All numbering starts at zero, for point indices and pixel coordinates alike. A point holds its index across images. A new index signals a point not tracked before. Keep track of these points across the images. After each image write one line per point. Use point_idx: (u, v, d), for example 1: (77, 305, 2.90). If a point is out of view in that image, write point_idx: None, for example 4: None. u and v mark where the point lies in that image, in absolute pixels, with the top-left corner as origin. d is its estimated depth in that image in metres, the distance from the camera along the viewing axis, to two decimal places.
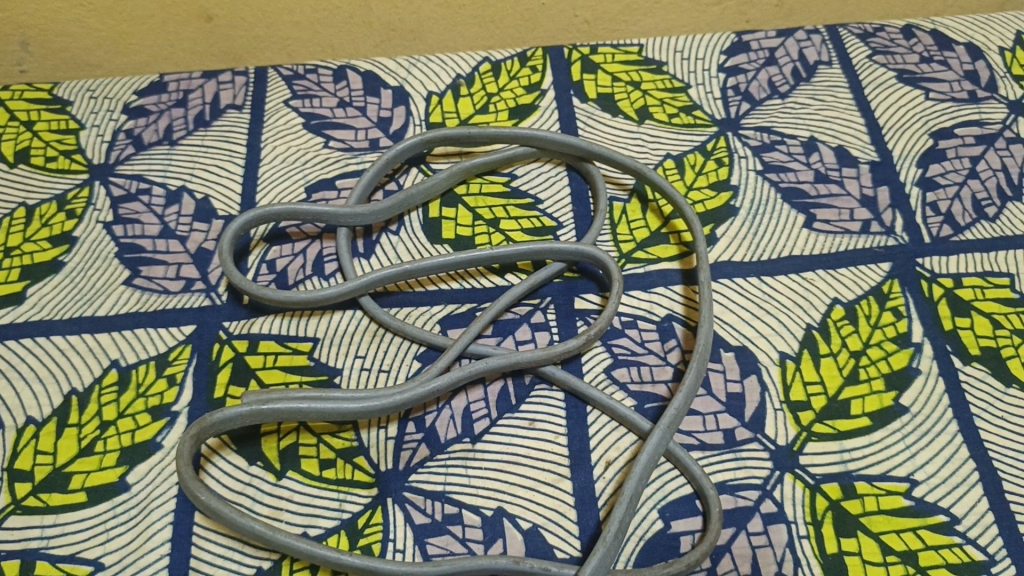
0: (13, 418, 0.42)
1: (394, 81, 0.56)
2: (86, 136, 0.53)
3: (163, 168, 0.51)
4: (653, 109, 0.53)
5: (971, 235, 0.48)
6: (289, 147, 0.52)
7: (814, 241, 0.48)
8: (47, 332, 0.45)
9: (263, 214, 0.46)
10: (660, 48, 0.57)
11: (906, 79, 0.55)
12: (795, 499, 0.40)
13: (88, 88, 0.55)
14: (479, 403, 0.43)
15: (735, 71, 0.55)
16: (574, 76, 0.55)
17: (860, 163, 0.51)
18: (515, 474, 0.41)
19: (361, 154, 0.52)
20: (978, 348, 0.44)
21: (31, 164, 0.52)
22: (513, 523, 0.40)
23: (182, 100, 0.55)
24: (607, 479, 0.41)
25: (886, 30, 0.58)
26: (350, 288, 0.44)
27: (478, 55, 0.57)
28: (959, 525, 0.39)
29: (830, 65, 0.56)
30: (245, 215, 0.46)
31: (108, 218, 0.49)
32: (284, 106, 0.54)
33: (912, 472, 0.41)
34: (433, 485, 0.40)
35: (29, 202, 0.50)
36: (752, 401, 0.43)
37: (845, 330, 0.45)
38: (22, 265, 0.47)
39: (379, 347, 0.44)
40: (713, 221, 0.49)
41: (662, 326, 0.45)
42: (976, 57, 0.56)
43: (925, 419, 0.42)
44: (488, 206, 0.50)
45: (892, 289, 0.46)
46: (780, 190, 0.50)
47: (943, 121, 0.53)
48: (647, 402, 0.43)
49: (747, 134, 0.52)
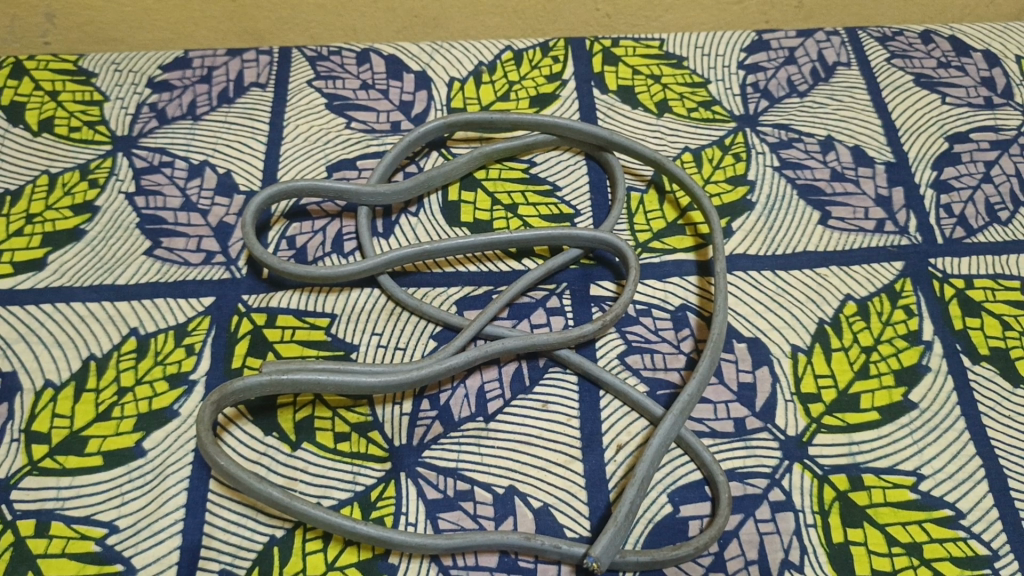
0: (32, 380, 0.43)
1: (416, 65, 0.56)
2: (110, 108, 0.53)
3: (185, 142, 0.52)
4: (672, 103, 0.54)
5: (984, 238, 0.48)
6: (311, 127, 0.53)
7: (828, 238, 0.48)
8: (67, 298, 0.45)
9: (285, 189, 0.47)
10: (680, 44, 0.57)
11: (923, 83, 0.55)
12: (803, 488, 0.41)
13: (112, 61, 0.56)
14: (493, 383, 0.43)
15: (755, 68, 0.56)
16: (594, 68, 0.56)
17: (876, 163, 0.51)
18: (527, 455, 0.41)
19: (383, 137, 0.52)
20: (987, 348, 0.45)
21: (55, 133, 0.52)
22: (524, 502, 0.40)
23: (206, 77, 0.55)
24: (618, 462, 0.41)
25: (905, 34, 0.58)
26: (369, 266, 0.45)
27: (500, 44, 0.57)
28: (964, 519, 0.40)
29: (848, 66, 0.56)
30: (268, 191, 0.46)
31: (130, 189, 0.50)
32: (307, 87, 0.55)
33: (919, 466, 0.41)
34: (446, 461, 0.41)
35: (52, 170, 0.50)
36: (764, 391, 0.43)
37: (857, 325, 0.45)
38: (44, 232, 0.48)
39: (396, 325, 0.45)
40: (729, 214, 0.49)
41: (676, 315, 0.45)
42: (992, 64, 0.57)
43: (933, 415, 0.42)
44: (507, 192, 0.50)
45: (905, 288, 0.47)
46: (796, 187, 0.50)
47: (958, 125, 0.53)
48: (660, 389, 0.43)
49: (765, 131, 0.53)
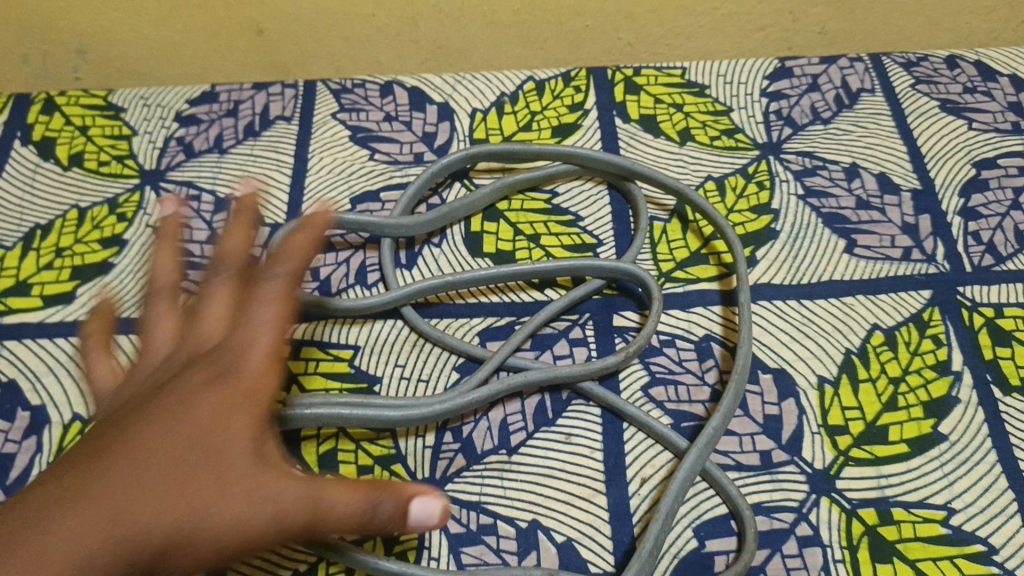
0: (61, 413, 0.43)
1: (439, 97, 0.57)
2: (138, 142, 0.54)
3: (212, 176, 0.53)
4: (695, 132, 0.54)
5: (1013, 266, 0.48)
6: (335, 159, 0.53)
7: (854, 266, 0.48)
8: None
9: None
10: (702, 72, 0.57)
11: (949, 109, 0.55)
12: (831, 522, 0.40)
13: (141, 96, 0.57)
14: (516, 416, 0.43)
15: (778, 96, 0.56)
16: (616, 97, 0.56)
17: (902, 191, 0.51)
18: (550, 488, 0.41)
19: (406, 168, 0.53)
20: (1019, 378, 0.44)
21: (85, 168, 0.53)
22: (547, 536, 0.40)
23: (233, 110, 0.56)
24: (643, 496, 0.41)
25: (930, 60, 0.58)
26: (393, 298, 0.45)
27: (522, 74, 0.58)
28: (997, 554, 0.39)
29: (873, 92, 0.56)
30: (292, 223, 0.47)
31: (158, 223, 0.50)
32: (332, 119, 0.55)
33: (950, 500, 0.40)
34: (469, 495, 0.41)
35: (82, 205, 0.51)
36: (790, 424, 0.43)
37: (884, 355, 0.45)
38: (73, 266, 0.49)
39: (418, 357, 0.45)
40: (753, 243, 0.49)
41: (700, 346, 0.45)
42: (1020, 89, 0.56)
43: (963, 448, 0.42)
44: (529, 222, 0.50)
45: (933, 317, 0.46)
46: (821, 215, 0.50)
47: (985, 151, 0.53)
48: (684, 421, 0.43)
49: (789, 158, 0.53)
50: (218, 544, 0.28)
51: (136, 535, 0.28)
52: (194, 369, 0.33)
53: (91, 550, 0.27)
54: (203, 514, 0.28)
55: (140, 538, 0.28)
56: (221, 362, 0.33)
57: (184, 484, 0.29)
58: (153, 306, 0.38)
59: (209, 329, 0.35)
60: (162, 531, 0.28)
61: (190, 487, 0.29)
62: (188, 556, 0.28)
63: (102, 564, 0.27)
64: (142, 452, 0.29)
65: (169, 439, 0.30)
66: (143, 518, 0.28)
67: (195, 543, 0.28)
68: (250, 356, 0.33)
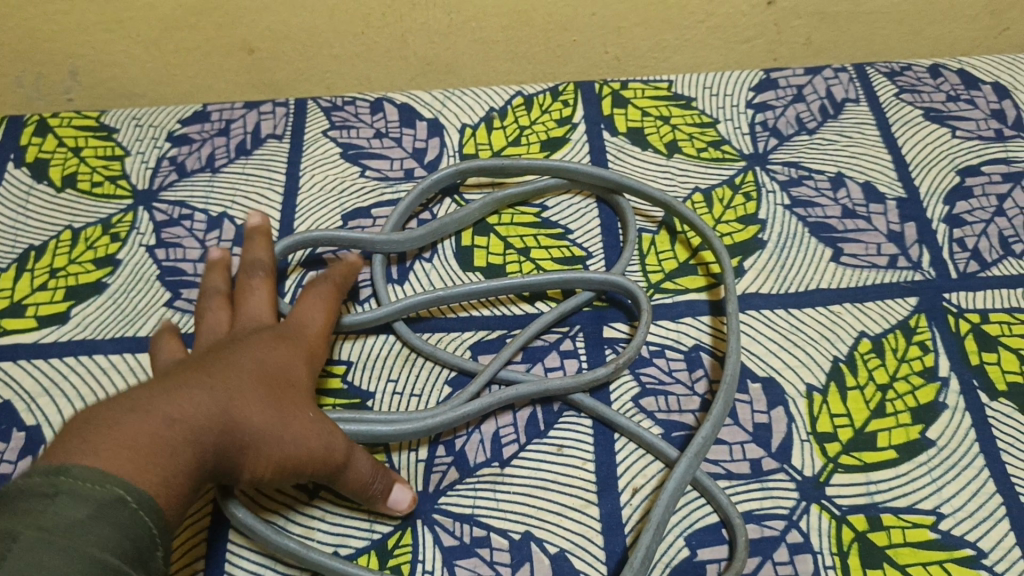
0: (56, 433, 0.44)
1: (429, 113, 0.57)
2: (131, 163, 0.55)
3: (204, 195, 0.53)
4: (682, 144, 0.55)
5: (998, 271, 0.48)
6: (327, 177, 0.54)
7: (841, 275, 0.48)
8: (90, 351, 0.46)
9: (303, 240, 0.48)
10: (689, 84, 0.58)
11: (932, 117, 0.55)
12: (821, 529, 0.40)
13: (133, 116, 0.57)
14: (508, 428, 0.43)
15: (764, 107, 0.57)
16: (604, 111, 0.57)
17: (887, 199, 0.52)
18: (543, 500, 0.41)
19: (397, 184, 0.53)
20: (1005, 384, 0.44)
21: (78, 189, 0.53)
22: (540, 548, 0.40)
23: (224, 130, 0.56)
24: (634, 506, 0.41)
25: (913, 69, 0.58)
26: (385, 313, 0.45)
27: (510, 89, 0.58)
28: (986, 559, 0.39)
29: (857, 102, 0.57)
30: (284, 243, 0.47)
31: (151, 242, 0.51)
32: (323, 137, 0.56)
33: (939, 505, 0.41)
34: (462, 508, 0.41)
35: (75, 225, 0.52)
36: (779, 432, 0.43)
37: (872, 362, 0.45)
38: (67, 286, 0.49)
39: (411, 372, 0.45)
40: (741, 254, 0.49)
41: (690, 356, 0.46)
42: (1002, 97, 0.57)
43: (951, 453, 0.42)
44: (520, 235, 0.51)
45: (919, 323, 0.46)
46: (807, 225, 0.51)
47: (969, 158, 0.53)
48: (674, 431, 0.43)
49: (775, 169, 0.53)
50: (287, 454, 0.36)
51: (230, 429, 0.35)
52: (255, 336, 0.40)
53: (172, 439, 0.33)
54: (279, 427, 0.36)
55: (223, 439, 0.35)
56: (282, 335, 0.41)
57: (260, 403, 0.36)
58: (204, 311, 0.44)
59: (261, 314, 0.43)
60: (245, 438, 0.35)
61: (267, 407, 0.37)
62: (263, 456, 0.36)
63: (201, 444, 0.34)
64: (225, 376, 0.37)
65: (245, 373, 0.37)
66: (230, 421, 0.35)
67: (270, 449, 0.36)
68: (310, 330, 0.42)
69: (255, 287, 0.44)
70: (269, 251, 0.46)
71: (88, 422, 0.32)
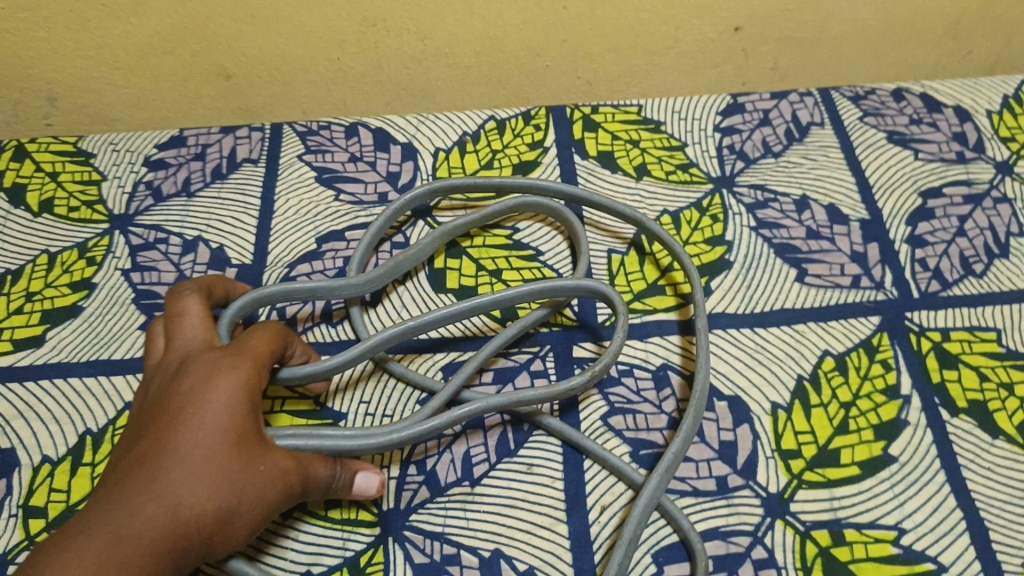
0: (30, 456, 0.44)
1: (403, 137, 0.58)
2: (108, 188, 0.55)
3: (180, 219, 0.54)
4: (651, 167, 0.56)
5: (958, 290, 0.49)
6: (302, 200, 0.54)
7: (805, 295, 0.49)
8: (65, 373, 0.47)
9: (258, 297, 0.45)
10: (658, 109, 0.59)
11: (895, 140, 0.57)
12: (786, 545, 0.41)
13: (110, 141, 0.58)
14: (478, 448, 0.44)
15: (731, 131, 0.58)
16: (575, 134, 0.58)
17: (851, 221, 0.53)
18: (513, 518, 0.42)
19: (370, 208, 0.54)
20: (965, 401, 0.45)
21: (54, 214, 0.54)
22: (509, 565, 0.41)
23: (200, 154, 0.57)
24: (603, 523, 0.42)
25: (877, 94, 0.60)
26: (359, 353, 0.43)
27: (483, 114, 0.59)
28: (946, 572, 0.40)
29: (822, 126, 0.58)
30: (239, 303, 0.44)
31: (127, 266, 0.51)
32: (298, 161, 0.56)
33: (900, 520, 0.42)
34: (433, 526, 0.42)
35: (51, 250, 0.52)
36: (744, 449, 0.44)
37: (835, 381, 0.46)
38: (43, 310, 0.49)
39: (383, 393, 0.46)
40: (707, 274, 0.50)
41: (657, 375, 0.46)
42: (964, 120, 0.58)
43: (913, 469, 0.43)
44: (491, 257, 0.52)
45: (882, 342, 0.47)
46: (773, 246, 0.52)
47: (931, 181, 0.55)
48: (642, 448, 0.44)
49: (742, 191, 0.54)
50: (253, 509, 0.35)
51: (187, 527, 0.33)
52: (194, 374, 0.37)
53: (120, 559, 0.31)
54: (235, 493, 0.35)
55: (184, 527, 0.33)
56: (219, 363, 0.38)
57: (214, 472, 0.34)
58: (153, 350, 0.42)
59: (198, 345, 0.40)
60: (208, 514, 0.34)
61: (221, 474, 0.35)
62: (229, 532, 0.35)
63: (158, 557, 0.32)
64: (169, 459, 0.34)
65: (191, 443, 0.35)
66: (181, 509, 0.33)
67: (233, 519, 0.35)
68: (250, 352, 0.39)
69: (191, 313, 0.42)
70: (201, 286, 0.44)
71: (31, 575, 0.31)
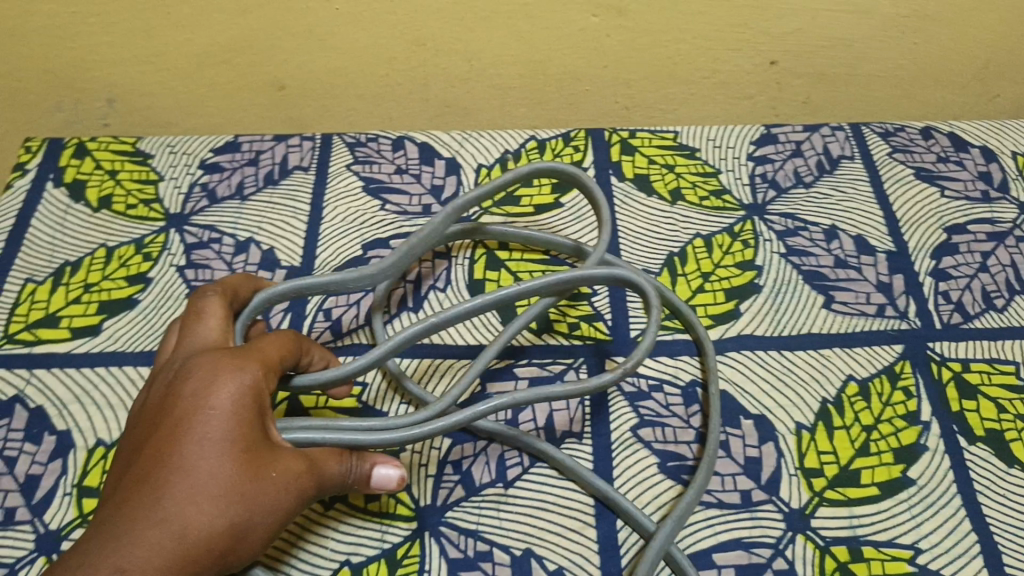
0: (85, 438, 0.46)
1: (447, 152, 0.60)
2: (164, 188, 0.58)
3: (232, 221, 0.56)
4: (685, 192, 0.58)
5: (979, 324, 0.51)
6: (349, 209, 0.57)
7: (831, 321, 0.51)
8: (121, 362, 0.49)
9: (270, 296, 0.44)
10: (693, 136, 0.61)
11: (922, 177, 0.59)
12: (805, 558, 0.43)
13: (167, 143, 0.61)
14: (513, 451, 0.46)
15: (764, 160, 0.60)
16: (613, 157, 0.60)
17: (877, 252, 0.55)
18: (544, 520, 0.44)
19: (414, 219, 0.56)
20: (983, 429, 0.47)
21: (113, 210, 0.56)
22: (539, 564, 0.42)
23: (254, 160, 0.59)
24: (630, 529, 0.44)
25: (906, 131, 0.62)
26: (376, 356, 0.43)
27: (524, 134, 0.62)
28: None
29: (852, 160, 0.60)
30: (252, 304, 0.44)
31: (181, 263, 0.54)
32: (346, 170, 0.59)
33: (917, 540, 0.43)
34: (467, 523, 0.44)
35: (109, 244, 0.55)
36: (769, 465, 0.46)
37: (858, 405, 0.48)
38: (100, 300, 0.52)
39: None
40: (737, 297, 0.52)
41: (686, 391, 0.48)
42: (989, 160, 0.60)
43: (930, 491, 0.45)
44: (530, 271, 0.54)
45: (904, 370, 0.49)
46: (801, 273, 0.54)
47: (955, 217, 0.56)
48: (669, 460, 0.46)
49: (773, 219, 0.56)
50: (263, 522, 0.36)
51: (194, 549, 0.34)
52: (192, 382, 0.37)
53: None
54: (244, 510, 0.36)
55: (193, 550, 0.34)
56: (226, 364, 0.38)
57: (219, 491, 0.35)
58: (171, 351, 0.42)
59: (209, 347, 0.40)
60: (217, 533, 0.35)
61: (223, 494, 0.35)
62: (239, 546, 0.36)
63: None
64: (177, 482, 0.35)
65: (198, 461, 0.35)
66: (189, 531, 0.34)
67: (243, 534, 0.36)
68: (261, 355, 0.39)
69: (208, 312, 0.41)
70: (223, 288, 0.43)
71: None
